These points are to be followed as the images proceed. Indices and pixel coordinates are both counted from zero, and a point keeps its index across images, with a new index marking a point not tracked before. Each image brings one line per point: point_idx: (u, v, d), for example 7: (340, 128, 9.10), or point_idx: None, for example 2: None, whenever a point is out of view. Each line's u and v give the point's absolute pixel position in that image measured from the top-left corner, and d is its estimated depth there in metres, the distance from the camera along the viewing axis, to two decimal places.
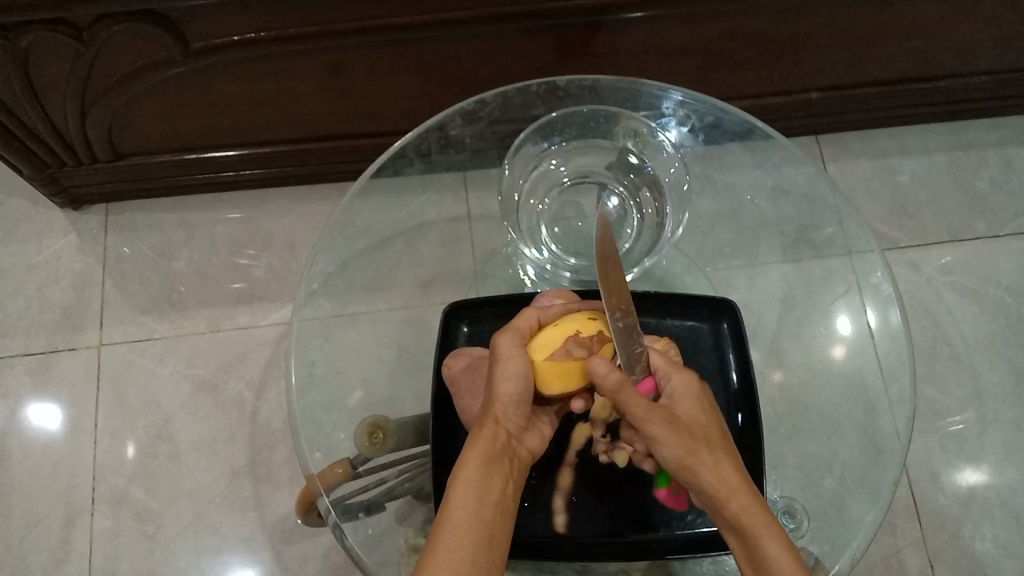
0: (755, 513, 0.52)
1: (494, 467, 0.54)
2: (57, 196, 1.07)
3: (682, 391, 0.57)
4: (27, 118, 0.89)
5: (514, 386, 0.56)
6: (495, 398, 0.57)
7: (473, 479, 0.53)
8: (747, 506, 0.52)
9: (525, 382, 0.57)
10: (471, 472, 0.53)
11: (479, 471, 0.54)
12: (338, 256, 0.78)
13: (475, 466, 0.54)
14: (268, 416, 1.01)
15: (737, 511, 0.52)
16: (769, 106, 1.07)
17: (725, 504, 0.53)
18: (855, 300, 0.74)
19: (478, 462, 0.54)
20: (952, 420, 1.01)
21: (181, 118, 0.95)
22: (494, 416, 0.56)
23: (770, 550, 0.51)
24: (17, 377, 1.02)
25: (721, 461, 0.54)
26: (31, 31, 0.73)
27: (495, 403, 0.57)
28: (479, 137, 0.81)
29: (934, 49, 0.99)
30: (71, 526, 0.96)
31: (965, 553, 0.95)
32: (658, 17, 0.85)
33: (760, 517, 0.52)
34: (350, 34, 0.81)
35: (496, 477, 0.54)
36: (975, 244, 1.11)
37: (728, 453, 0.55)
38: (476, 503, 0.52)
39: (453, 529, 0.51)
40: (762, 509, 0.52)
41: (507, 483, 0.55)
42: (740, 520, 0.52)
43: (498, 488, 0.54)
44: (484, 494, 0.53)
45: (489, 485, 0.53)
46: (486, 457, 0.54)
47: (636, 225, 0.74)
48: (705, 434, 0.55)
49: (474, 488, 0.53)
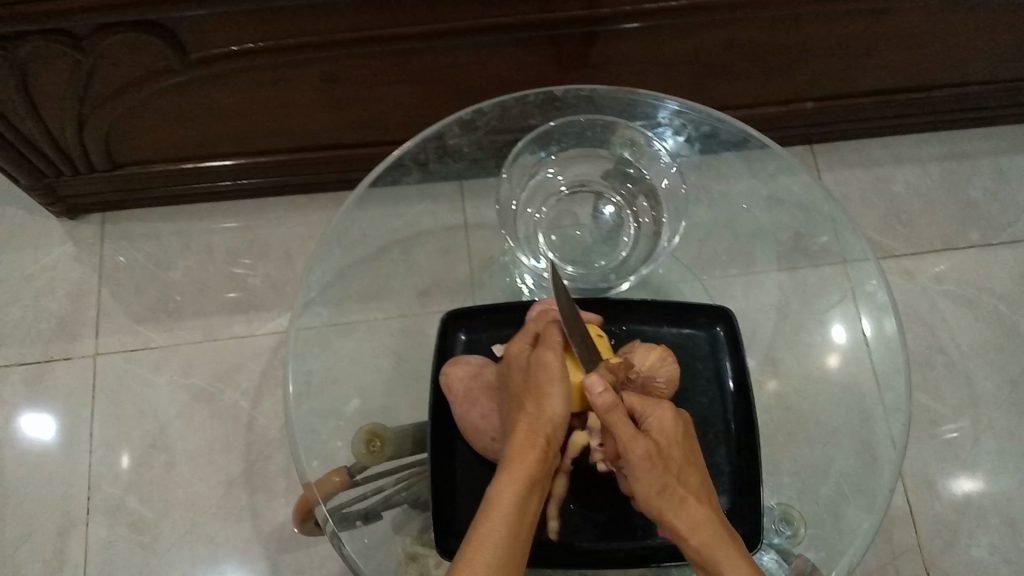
0: (720, 547, 0.52)
1: (533, 488, 0.54)
2: (54, 205, 1.07)
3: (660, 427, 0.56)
4: (26, 129, 0.90)
5: (563, 407, 0.56)
6: (545, 417, 0.56)
7: (516, 498, 0.53)
8: (708, 541, 0.52)
9: (568, 405, 0.57)
10: (514, 490, 0.53)
11: (524, 492, 0.53)
12: (335, 264, 0.78)
13: (520, 485, 0.53)
14: (264, 425, 1.01)
15: (702, 543, 0.52)
16: (763, 116, 1.08)
17: (688, 538, 0.53)
18: (850, 309, 0.75)
19: (522, 481, 0.54)
20: (948, 428, 1.01)
21: (179, 128, 0.95)
22: (543, 436, 0.56)
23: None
24: (12, 386, 1.02)
25: (690, 498, 0.54)
26: (31, 42, 0.74)
27: (545, 423, 0.56)
28: (477, 146, 0.81)
29: (926, 59, 1.00)
30: (66, 537, 0.95)
31: (962, 561, 0.95)
32: (654, 28, 0.86)
33: (725, 551, 0.52)
34: (347, 44, 0.81)
35: (533, 498, 0.54)
36: (969, 253, 1.11)
37: (699, 488, 0.55)
38: (514, 522, 0.52)
39: (490, 544, 0.51)
40: (728, 545, 0.52)
41: (539, 506, 0.55)
42: (702, 553, 0.52)
43: (532, 510, 0.54)
44: (522, 514, 0.53)
45: (526, 506, 0.54)
46: (532, 478, 0.54)
47: (633, 234, 0.75)
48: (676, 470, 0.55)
49: (516, 507, 0.53)
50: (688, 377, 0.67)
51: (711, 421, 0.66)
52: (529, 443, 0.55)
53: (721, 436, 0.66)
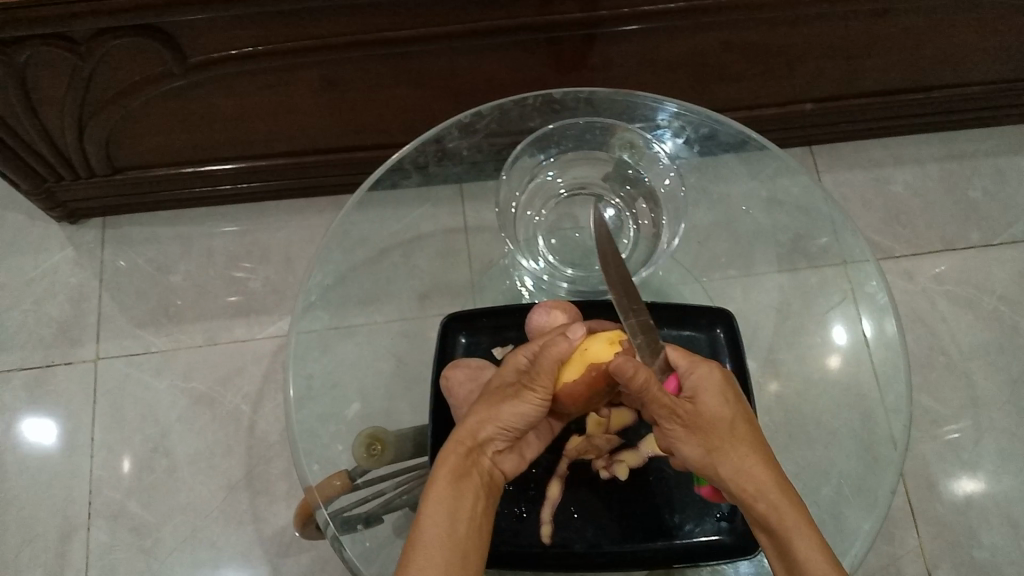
0: (785, 509, 0.51)
1: (465, 486, 0.52)
2: (55, 210, 1.07)
3: (710, 386, 0.55)
4: (25, 133, 0.90)
5: (503, 416, 0.55)
6: (469, 421, 0.55)
7: (441, 498, 0.51)
8: (771, 504, 0.52)
9: (513, 421, 0.55)
10: (440, 487, 0.52)
11: (452, 486, 0.52)
12: (334, 268, 0.78)
13: (443, 485, 0.52)
14: (265, 429, 1.01)
15: (765, 508, 0.52)
16: (762, 117, 1.08)
17: (751, 503, 0.52)
18: (851, 310, 0.75)
19: (445, 480, 0.52)
20: (949, 430, 1.01)
21: (178, 132, 0.95)
22: (470, 438, 0.54)
23: (800, 549, 0.50)
24: (13, 391, 1.02)
25: (749, 456, 0.54)
26: (29, 47, 0.74)
27: (468, 424, 0.55)
28: (476, 149, 0.82)
29: (924, 60, 1.00)
30: (67, 541, 0.95)
31: (965, 562, 0.95)
32: (652, 30, 0.86)
33: (790, 513, 0.51)
34: (344, 47, 0.81)
35: (468, 494, 0.52)
36: (969, 253, 1.11)
37: (762, 446, 0.55)
38: (447, 522, 0.50)
39: (425, 548, 0.49)
40: (792, 507, 0.51)
41: (482, 497, 0.53)
42: (765, 517, 0.52)
43: (470, 505, 0.52)
44: (456, 508, 0.51)
45: (460, 503, 0.52)
46: (458, 470, 0.53)
47: (633, 237, 0.74)
48: (730, 431, 0.54)
49: (443, 505, 0.51)
50: None
51: None
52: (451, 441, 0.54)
53: None
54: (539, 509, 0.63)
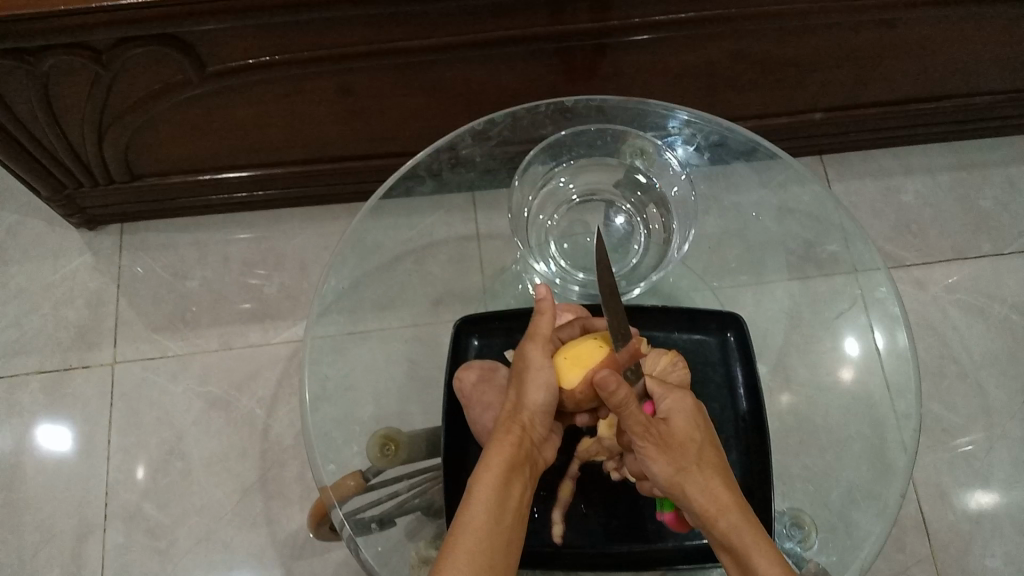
0: (749, 528, 0.50)
1: (514, 475, 0.52)
2: (74, 216, 1.09)
3: (679, 414, 0.55)
4: (47, 140, 0.92)
5: (541, 401, 0.55)
6: (523, 405, 0.55)
7: (493, 485, 0.51)
8: (736, 523, 0.51)
9: (552, 398, 0.55)
10: (496, 473, 0.51)
11: (505, 475, 0.51)
12: (350, 273, 0.79)
13: (497, 473, 0.51)
14: (279, 433, 1.02)
15: (727, 526, 0.51)
16: (772, 126, 1.09)
17: (714, 522, 0.51)
18: (861, 318, 0.75)
19: (501, 466, 0.52)
20: (962, 440, 1.01)
21: (197, 139, 0.97)
22: (520, 424, 0.54)
23: (759, 564, 0.49)
24: (32, 395, 1.04)
25: (710, 477, 0.53)
26: (52, 56, 0.76)
27: (523, 410, 0.55)
28: (489, 156, 0.83)
29: (936, 69, 1.01)
30: (83, 542, 0.96)
31: (977, 571, 0.94)
32: (664, 40, 0.87)
33: (753, 533, 0.50)
34: (359, 57, 0.83)
35: (516, 485, 0.52)
36: (980, 262, 1.11)
37: (724, 473, 0.55)
38: (496, 509, 0.50)
39: (473, 531, 0.48)
40: (751, 525, 0.51)
41: (525, 490, 0.53)
42: (729, 536, 0.50)
43: (517, 496, 0.52)
44: (506, 497, 0.51)
45: (510, 492, 0.51)
46: (514, 458, 0.52)
47: (643, 242, 0.75)
48: (696, 453, 0.54)
49: (496, 493, 0.50)
50: (698, 382, 0.68)
51: (722, 425, 0.66)
52: (505, 429, 0.54)
53: (732, 441, 0.66)
54: (550, 510, 0.63)
